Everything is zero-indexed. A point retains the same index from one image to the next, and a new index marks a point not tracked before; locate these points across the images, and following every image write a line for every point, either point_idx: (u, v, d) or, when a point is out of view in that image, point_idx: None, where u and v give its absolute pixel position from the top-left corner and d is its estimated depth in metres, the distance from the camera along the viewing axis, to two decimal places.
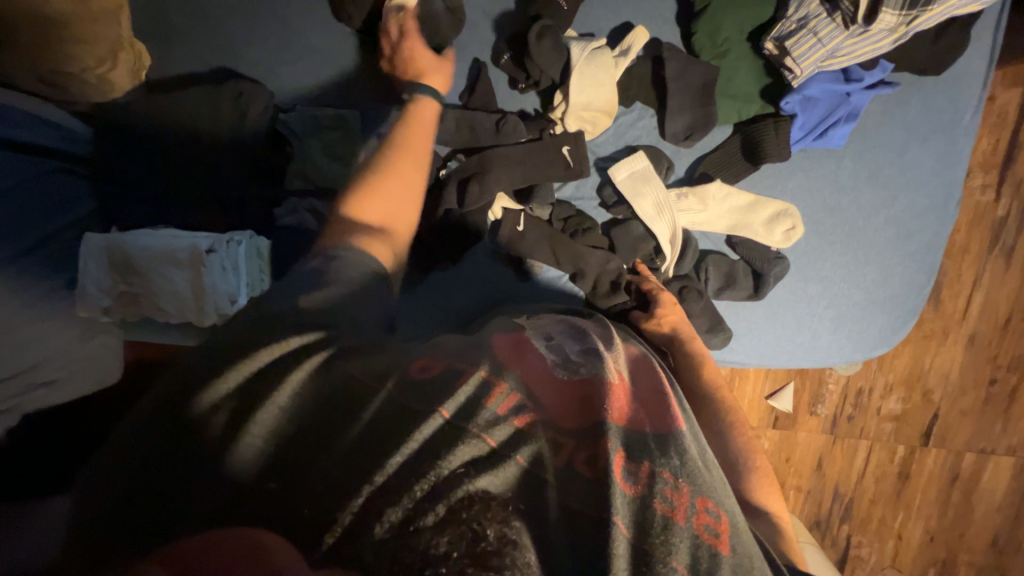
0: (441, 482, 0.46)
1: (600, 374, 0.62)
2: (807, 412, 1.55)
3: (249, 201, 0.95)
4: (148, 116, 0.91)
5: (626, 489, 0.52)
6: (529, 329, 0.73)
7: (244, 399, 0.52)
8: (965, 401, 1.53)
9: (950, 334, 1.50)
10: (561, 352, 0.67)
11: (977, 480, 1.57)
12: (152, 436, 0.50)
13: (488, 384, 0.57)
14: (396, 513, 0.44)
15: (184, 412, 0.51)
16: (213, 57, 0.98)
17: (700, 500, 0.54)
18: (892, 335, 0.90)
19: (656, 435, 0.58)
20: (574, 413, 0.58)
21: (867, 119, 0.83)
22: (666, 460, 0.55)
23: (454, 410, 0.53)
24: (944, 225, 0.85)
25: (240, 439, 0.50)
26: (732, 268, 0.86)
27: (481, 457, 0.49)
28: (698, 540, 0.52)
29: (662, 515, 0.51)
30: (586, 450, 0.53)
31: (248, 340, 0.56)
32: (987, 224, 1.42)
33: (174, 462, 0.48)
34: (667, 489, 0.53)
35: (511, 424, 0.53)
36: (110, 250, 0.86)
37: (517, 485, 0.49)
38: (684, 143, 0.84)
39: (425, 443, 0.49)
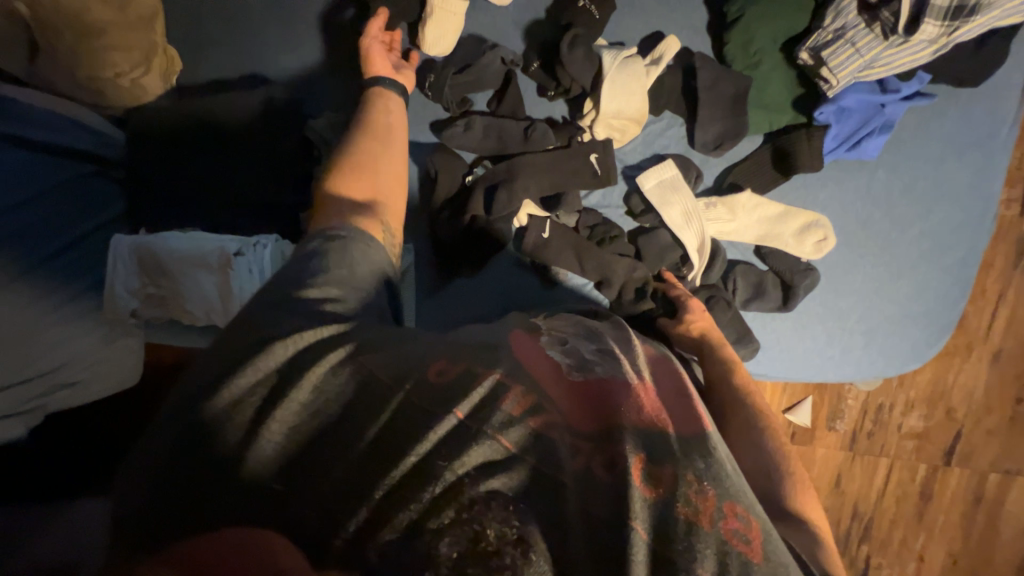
0: (451, 486, 0.47)
1: (617, 375, 0.61)
2: (825, 427, 1.53)
3: (274, 204, 0.95)
4: (176, 119, 0.93)
5: (645, 493, 0.49)
6: (546, 335, 0.71)
7: (268, 396, 0.53)
8: (991, 420, 1.50)
9: (975, 351, 1.47)
10: (576, 356, 0.66)
11: (1001, 502, 1.53)
12: (174, 435, 0.51)
13: (503, 386, 0.55)
14: (406, 516, 0.45)
15: (202, 412, 0.52)
16: (244, 62, 1.00)
17: (727, 504, 0.51)
18: (926, 349, 0.87)
19: (680, 439, 0.56)
20: (587, 414, 0.56)
21: (901, 130, 0.82)
22: (689, 463, 0.53)
23: (468, 411, 0.52)
24: (979, 238, 0.84)
25: (264, 435, 0.50)
26: (761, 279, 0.85)
27: (494, 459, 0.49)
28: (727, 546, 0.48)
29: (686, 520, 0.48)
30: (603, 457, 0.51)
31: (270, 329, 0.56)
32: (1011, 239, 1.41)
33: (195, 461, 0.50)
34: (691, 492, 0.50)
35: (527, 425, 0.52)
36: (139, 253, 0.86)
37: (527, 485, 0.49)
38: (714, 153, 0.83)
39: (438, 446, 0.49)
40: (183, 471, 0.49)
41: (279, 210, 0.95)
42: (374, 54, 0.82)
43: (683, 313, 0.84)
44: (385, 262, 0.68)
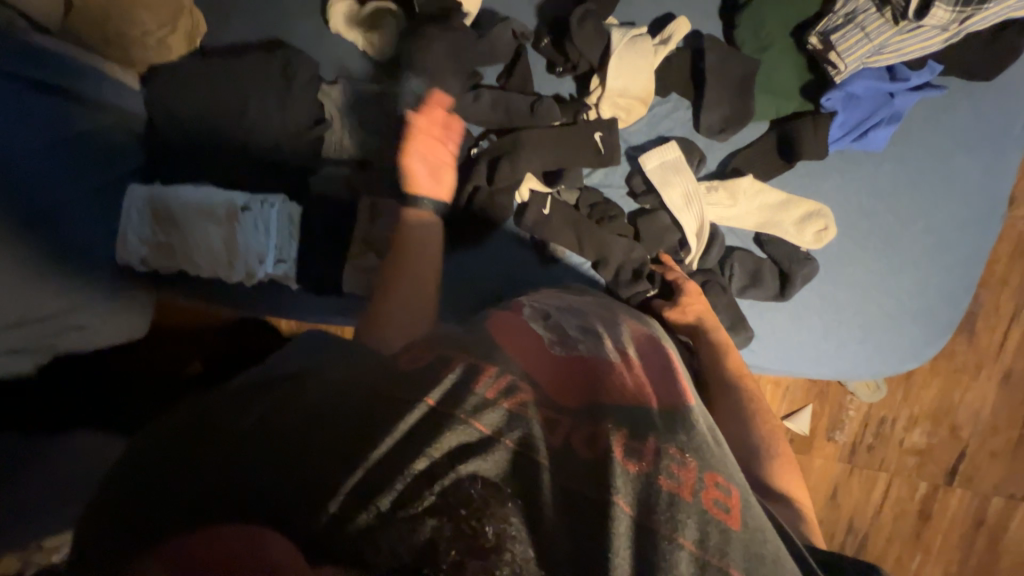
0: (428, 468, 0.45)
1: (597, 352, 0.64)
2: (824, 437, 1.50)
3: (284, 168, 0.97)
4: (193, 76, 0.94)
5: (626, 468, 0.49)
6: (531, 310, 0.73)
7: (241, 398, 0.53)
8: (997, 442, 1.46)
9: (984, 369, 1.43)
10: (560, 331, 0.68)
11: (1003, 528, 1.49)
12: (141, 450, 0.48)
13: (474, 369, 0.55)
14: (386, 499, 0.43)
15: (175, 423, 0.50)
16: (265, 29, 1.02)
17: (708, 474, 0.51)
18: (924, 349, 0.86)
19: (662, 413, 0.56)
20: (571, 391, 0.59)
21: (911, 122, 0.81)
22: (672, 436, 0.53)
23: (440, 397, 0.51)
24: (985, 239, 0.82)
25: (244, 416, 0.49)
26: (758, 267, 0.85)
27: (470, 442, 0.48)
28: (708, 515, 0.48)
29: (668, 492, 0.48)
30: (584, 431, 0.53)
31: (252, 373, 0.60)
32: None
33: (157, 463, 0.46)
34: (673, 466, 0.50)
35: (501, 407, 0.52)
36: (152, 202, 0.90)
37: (509, 468, 0.48)
38: (718, 137, 0.83)
39: (412, 431, 0.47)
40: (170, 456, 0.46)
41: (290, 173, 0.97)
42: (417, 179, 0.82)
43: (678, 296, 0.84)
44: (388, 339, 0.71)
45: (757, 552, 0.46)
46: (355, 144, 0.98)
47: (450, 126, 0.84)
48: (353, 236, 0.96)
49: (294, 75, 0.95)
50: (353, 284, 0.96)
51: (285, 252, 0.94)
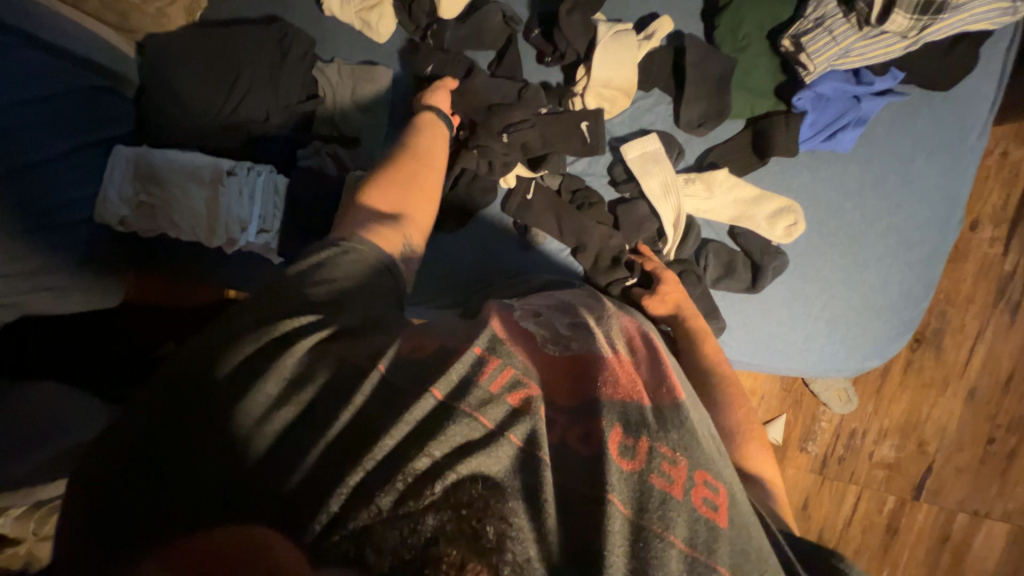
0: (430, 467, 0.44)
1: (593, 350, 0.59)
2: (797, 448, 1.52)
3: (274, 140, 0.98)
4: (189, 45, 0.95)
5: (621, 466, 0.48)
6: (522, 306, 0.67)
7: (237, 390, 0.48)
8: (962, 457, 1.49)
9: (951, 385, 1.48)
10: (551, 328, 0.63)
11: (968, 544, 1.51)
12: (141, 430, 0.46)
13: (481, 362, 0.52)
14: (387, 498, 0.42)
15: (175, 404, 0.47)
16: (263, 5, 1.02)
17: (698, 472, 0.49)
18: (887, 346, 0.89)
19: (655, 411, 0.53)
20: (566, 390, 0.55)
21: (877, 126, 0.86)
22: (665, 434, 0.50)
23: (447, 391, 0.49)
24: (944, 242, 0.86)
25: (257, 394, 0.48)
26: (731, 259, 0.88)
27: (473, 439, 0.46)
28: (697, 514, 0.47)
29: (660, 490, 0.47)
30: (579, 429, 0.51)
31: (244, 327, 0.52)
32: (994, 276, 1.44)
33: (161, 452, 0.45)
34: (665, 464, 0.48)
35: (506, 402, 0.50)
36: (137, 162, 0.90)
37: (515, 468, 0.46)
38: (697, 131, 0.87)
39: (415, 428, 0.46)
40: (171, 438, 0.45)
41: (278, 147, 0.98)
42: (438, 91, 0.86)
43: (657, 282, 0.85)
44: (375, 253, 0.64)
45: (744, 547, 0.46)
46: (346, 122, 0.99)
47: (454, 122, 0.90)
48: (337, 211, 0.96)
49: (289, 51, 0.96)
50: None
51: (267, 223, 0.94)
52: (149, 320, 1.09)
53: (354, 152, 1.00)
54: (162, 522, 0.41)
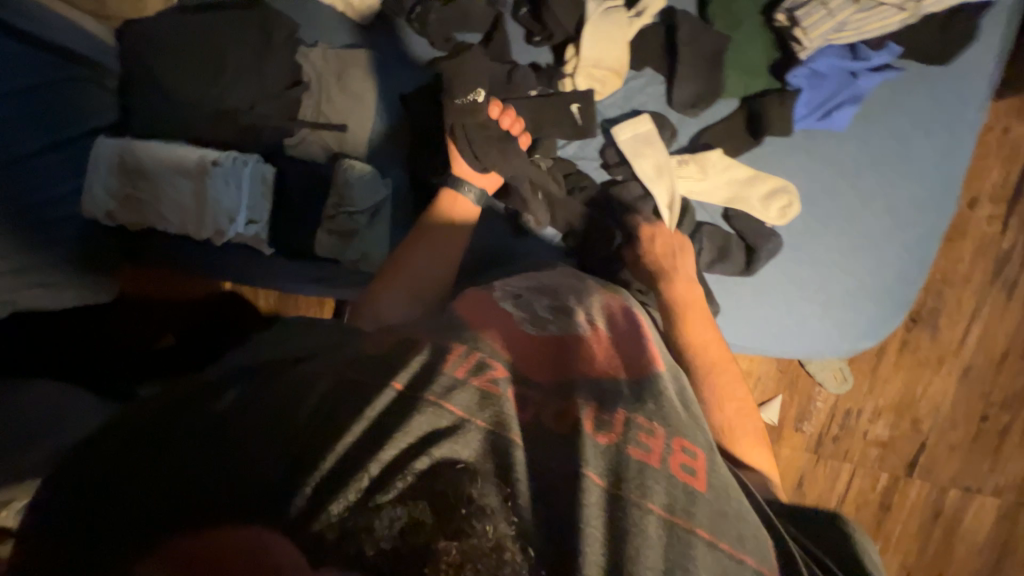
0: (402, 455, 0.45)
1: (571, 330, 0.60)
2: (792, 427, 1.54)
3: (258, 127, 0.94)
4: (170, 32, 0.92)
5: (597, 439, 0.49)
6: (503, 289, 0.69)
7: (186, 406, 0.48)
8: (956, 435, 1.51)
9: (945, 364, 1.49)
10: (530, 309, 0.64)
11: (959, 519, 1.54)
12: (92, 461, 0.45)
13: (443, 351, 0.55)
14: (360, 483, 0.43)
15: (125, 432, 0.46)
16: None
17: (675, 440, 0.50)
18: (881, 327, 0.89)
19: (631, 384, 0.54)
20: (543, 367, 0.57)
21: (874, 103, 0.84)
22: (640, 406, 0.52)
23: (407, 381, 0.51)
24: (941, 220, 0.85)
25: (219, 397, 0.49)
26: (726, 242, 0.87)
27: (438, 424, 0.47)
28: (675, 480, 0.48)
29: (637, 461, 0.47)
30: (553, 406, 0.52)
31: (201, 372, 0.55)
32: (991, 255, 1.44)
33: (112, 477, 0.44)
34: (641, 434, 0.49)
35: (470, 386, 0.51)
36: (121, 155, 0.88)
37: (485, 451, 0.47)
38: (690, 112, 0.85)
39: (379, 417, 0.48)
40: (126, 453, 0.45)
41: (263, 135, 0.95)
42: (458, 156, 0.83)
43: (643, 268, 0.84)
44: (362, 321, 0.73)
45: (724, 508, 0.47)
46: (332, 108, 0.97)
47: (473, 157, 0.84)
48: (326, 199, 0.95)
49: (271, 32, 0.93)
50: (326, 248, 0.95)
51: (256, 214, 0.93)
52: (146, 312, 1.10)
53: (341, 137, 0.97)
54: (127, 539, 0.41)
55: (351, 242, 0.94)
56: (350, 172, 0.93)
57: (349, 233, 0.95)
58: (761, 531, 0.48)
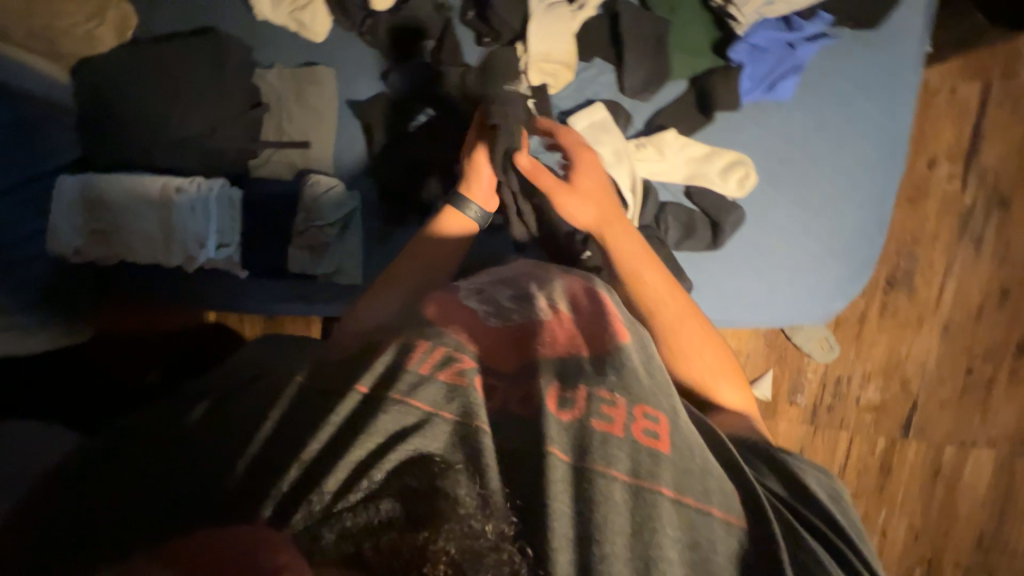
0: (374, 452, 0.48)
1: (533, 317, 0.61)
2: (786, 401, 1.55)
3: (222, 152, 0.95)
4: (126, 68, 0.93)
5: (560, 417, 0.53)
6: (468, 284, 0.70)
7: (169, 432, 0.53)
8: (945, 391, 1.54)
9: (926, 323, 1.51)
10: (493, 301, 0.65)
11: (959, 474, 1.55)
12: (81, 485, 0.49)
13: (407, 348, 0.57)
14: (335, 483, 0.46)
15: (112, 458, 0.51)
16: (191, 14, 0.97)
17: (637, 407, 0.53)
18: (850, 286, 0.91)
19: (593, 359, 0.57)
20: (508, 357, 0.59)
21: (816, 71, 0.87)
22: (602, 379, 0.55)
23: (372, 383, 0.54)
24: (892, 177, 0.88)
25: (200, 414, 0.54)
26: (691, 218, 0.89)
27: (405, 419, 0.51)
28: (638, 445, 0.51)
29: (601, 431, 0.51)
30: (518, 392, 0.56)
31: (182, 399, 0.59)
32: (955, 212, 1.48)
33: (101, 494, 0.48)
34: (603, 406, 0.53)
35: (436, 380, 0.54)
36: (84, 191, 0.88)
37: (453, 440, 0.50)
38: (642, 96, 0.88)
39: (348, 420, 0.50)
40: (113, 477, 0.49)
41: (227, 159, 0.96)
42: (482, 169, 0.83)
43: (578, 214, 0.81)
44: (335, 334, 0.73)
45: (688, 466, 0.51)
46: (294, 126, 0.98)
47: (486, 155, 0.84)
48: (295, 216, 0.95)
49: (226, 58, 0.94)
50: (299, 264, 0.96)
51: (226, 238, 0.93)
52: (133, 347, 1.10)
53: (305, 153, 0.98)
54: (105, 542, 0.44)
55: (324, 256, 0.96)
56: (316, 187, 0.94)
57: (320, 247, 0.96)
58: (727, 483, 0.52)
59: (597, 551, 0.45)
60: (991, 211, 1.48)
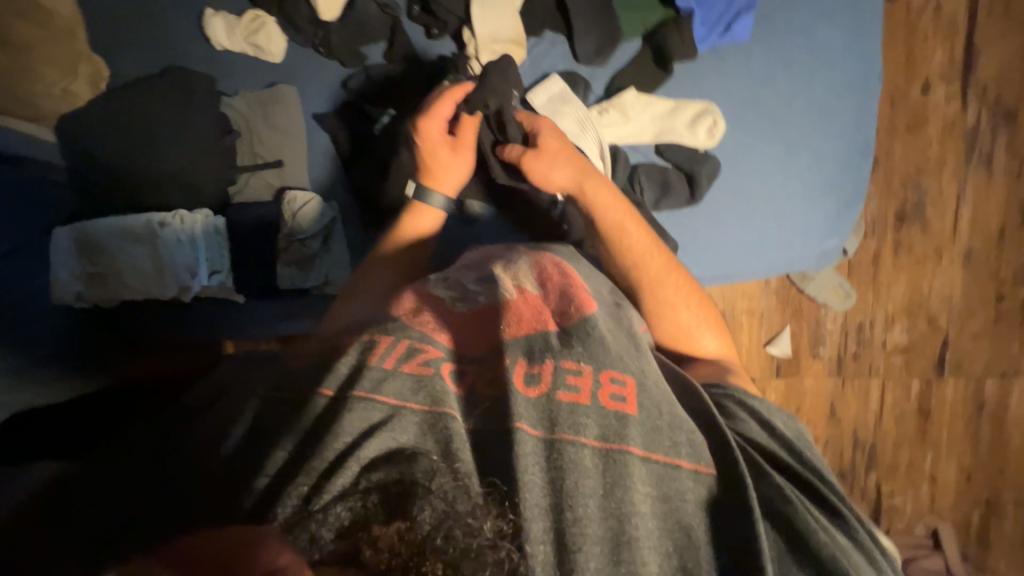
0: (344, 451, 0.49)
1: (499, 297, 0.62)
2: (810, 355, 1.47)
3: (200, 182, 0.97)
4: (99, 119, 0.95)
5: (528, 394, 0.55)
6: (435, 275, 0.70)
7: (149, 450, 0.56)
8: (976, 322, 1.46)
9: (945, 254, 1.44)
10: (459, 286, 0.65)
11: (1004, 406, 1.47)
12: (63, 508, 0.52)
13: (371, 344, 0.58)
14: (305, 485, 0.47)
15: (91, 483, 0.53)
16: (150, 53, 1.00)
17: (603, 373, 0.56)
18: (841, 221, 0.89)
19: (561, 333, 0.60)
20: (477, 341, 0.61)
21: (769, 7, 0.85)
22: (568, 351, 0.58)
23: (336, 386, 0.56)
24: (865, 104, 0.86)
25: (178, 431, 0.57)
26: (665, 176, 0.87)
27: (374, 414, 0.53)
28: (605, 411, 0.54)
29: (568, 402, 0.54)
30: (486, 373, 0.58)
31: (157, 423, 0.62)
32: (959, 134, 1.41)
33: (83, 511, 0.50)
34: (570, 377, 0.56)
35: (401, 372, 0.56)
36: (78, 238, 0.92)
37: (423, 430, 0.52)
38: (596, 62, 0.87)
39: (318, 422, 0.53)
40: (98, 497, 0.51)
41: (205, 189, 0.98)
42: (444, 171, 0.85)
43: (555, 177, 0.81)
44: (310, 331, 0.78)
45: (656, 423, 0.55)
46: (265, 147, 0.99)
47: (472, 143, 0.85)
48: (277, 233, 0.98)
49: (191, 90, 0.96)
50: (288, 280, 0.99)
51: (217, 265, 0.97)
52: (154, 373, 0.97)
53: (280, 172, 1.00)
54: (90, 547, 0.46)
55: (311, 269, 0.99)
56: (294, 203, 0.96)
57: (306, 260, 0.99)
58: (695, 431, 0.57)
59: (571, 514, 0.48)
60: (997, 127, 1.41)
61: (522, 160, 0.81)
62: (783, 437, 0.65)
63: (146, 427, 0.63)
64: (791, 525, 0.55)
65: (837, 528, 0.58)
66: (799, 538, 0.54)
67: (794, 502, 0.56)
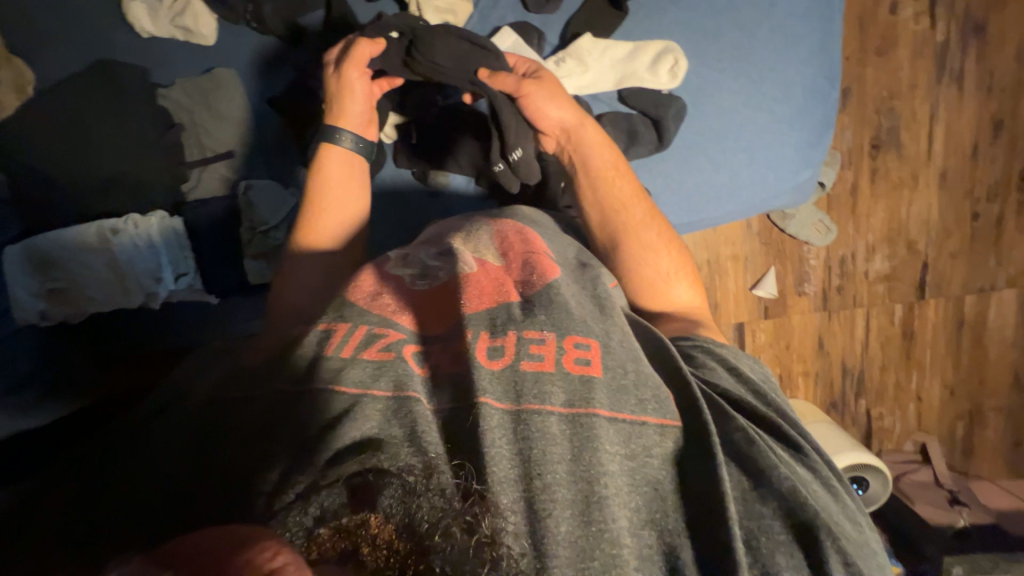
0: (308, 445, 0.48)
1: (458, 271, 0.62)
2: (795, 293, 1.47)
3: (150, 181, 0.92)
4: (29, 124, 0.88)
5: (492, 367, 0.53)
6: (394, 253, 0.71)
7: (101, 466, 0.53)
8: (953, 242, 1.47)
9: (921, 177, 1.43)
10: (418, 263, 0.67)
11: (983, 321, 1.51)
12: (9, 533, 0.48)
13: (329, 332, 0.57)
14: (274, 476, 0.46)
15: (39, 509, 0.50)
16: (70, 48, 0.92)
17: (565, 339, 0.56)
18: (813, 151, 0.88)
19: (523, 304, 0.59)
20: (438, 319, 0.60)
21: None
22: (532, 320, 0.58)
23: (296, 380, 0.54)
24: (830, 25, 0.83)
25: (133, 444, 0.55)
26: (630, 124, 0.84)
27: (334, 405, 0.51)
28: (570, 375, 0.54)
29: (532, 370, 0.53)
30: (450, 352, 0.56)
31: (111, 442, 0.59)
32: (930, 52, 1.37)
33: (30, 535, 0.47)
34: (534, 346, 0.55)
35: (360, 359, 0.55)
36: (30, 252, 0.87)
37: (387, 415, 0.51)
38: (548, 8, 0.82)
39: (280, 420, 0.51)
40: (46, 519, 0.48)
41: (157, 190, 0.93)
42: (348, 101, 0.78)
43: (552, 112, 0.77)
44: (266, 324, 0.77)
45: (622, 383, 0.55)
46: (213, 138, 0.94)
47: (367, 75, 0.78)
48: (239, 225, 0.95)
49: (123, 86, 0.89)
50: (257, 274, 0.97)
51: (182, 266, 0.94)
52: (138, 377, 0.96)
53: (233, 163, 0.95)
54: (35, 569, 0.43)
55: (278, 259, 0.96)
56: (250, 192, 0.93)
57: (273, 251, 0.96)
58: (660, 387, 0.58)
59: (540, 482, 0.47)
60: (966, 41, 1.38)
61: (520, 86, 0.76)
62: (747, 380, 0.67)
63: (100, 445, 0.60)
64: (755, 463, 0.55)
65: (795, 459, 0.59)
66: (761, 474, 0.55)
67: (757, 442, 0.57)
